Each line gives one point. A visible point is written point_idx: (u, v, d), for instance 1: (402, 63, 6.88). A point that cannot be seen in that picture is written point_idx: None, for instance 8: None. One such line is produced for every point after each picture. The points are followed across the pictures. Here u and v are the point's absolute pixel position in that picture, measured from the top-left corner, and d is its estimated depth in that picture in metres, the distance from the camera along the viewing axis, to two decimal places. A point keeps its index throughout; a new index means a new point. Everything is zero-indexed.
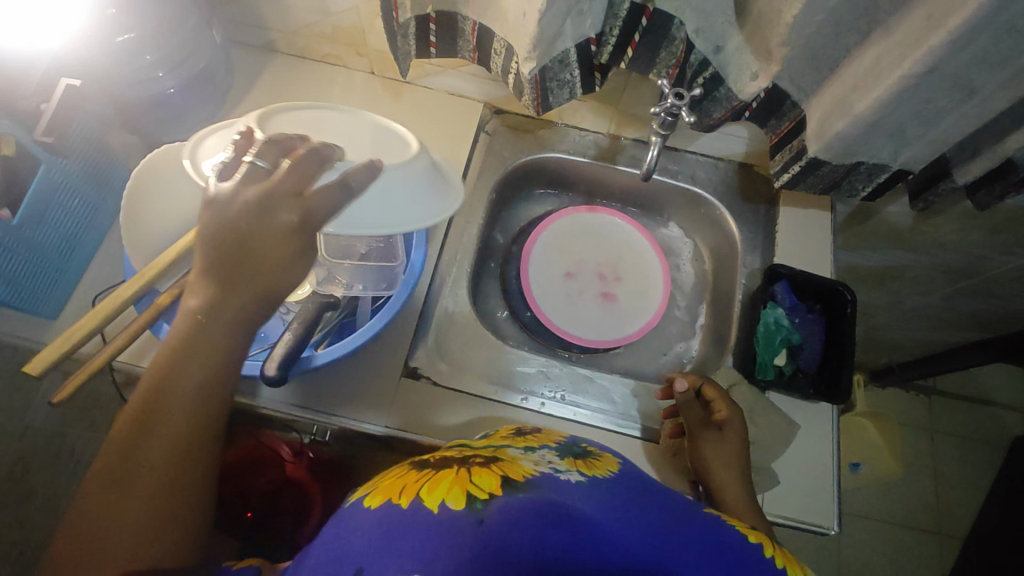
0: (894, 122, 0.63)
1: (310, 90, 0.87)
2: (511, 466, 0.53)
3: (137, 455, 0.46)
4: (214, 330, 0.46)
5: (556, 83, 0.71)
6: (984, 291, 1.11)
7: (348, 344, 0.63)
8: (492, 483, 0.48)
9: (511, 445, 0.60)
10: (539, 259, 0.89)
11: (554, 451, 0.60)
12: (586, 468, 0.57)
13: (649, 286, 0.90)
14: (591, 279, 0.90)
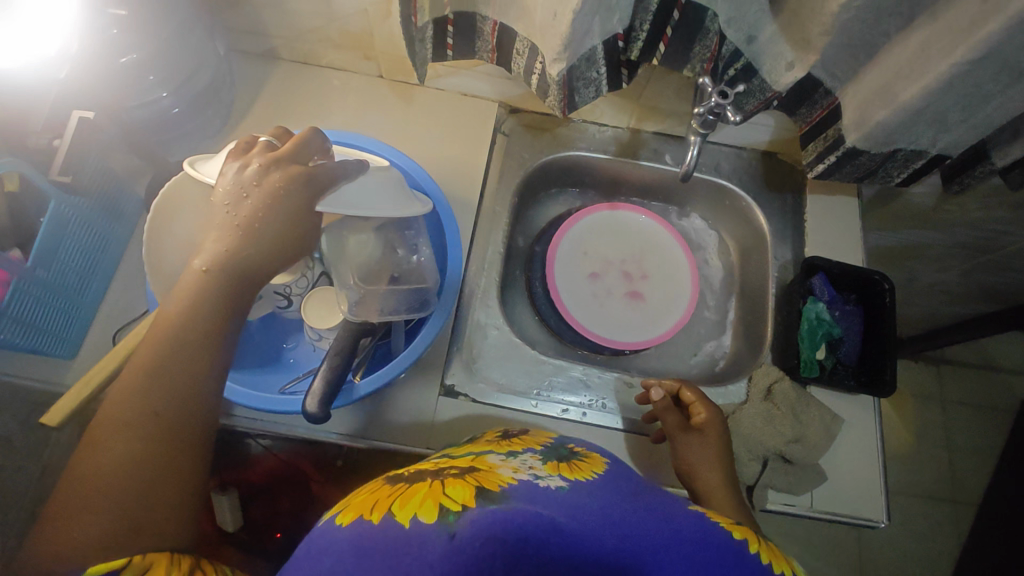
0: (937, 109, 0.61)
1: (317, 98, 0.83)
2: (488, 474, 0.48)
3: (147, 400, 0.46)
4: (224, 279, 0.48)
5: (583, 82, 0.68)
6: (1002, 264, 1.10)
7: (389, 371, 0.60)
8: (466, 494, 0.44)
9: (493, 450, 0.56)
10: (564, 258, 0.87)
11: (538, 455, 0.55)
12: (569, 472, 0.52)
13: (677, 283, 0.88)
14: (617, 278, 0.88)
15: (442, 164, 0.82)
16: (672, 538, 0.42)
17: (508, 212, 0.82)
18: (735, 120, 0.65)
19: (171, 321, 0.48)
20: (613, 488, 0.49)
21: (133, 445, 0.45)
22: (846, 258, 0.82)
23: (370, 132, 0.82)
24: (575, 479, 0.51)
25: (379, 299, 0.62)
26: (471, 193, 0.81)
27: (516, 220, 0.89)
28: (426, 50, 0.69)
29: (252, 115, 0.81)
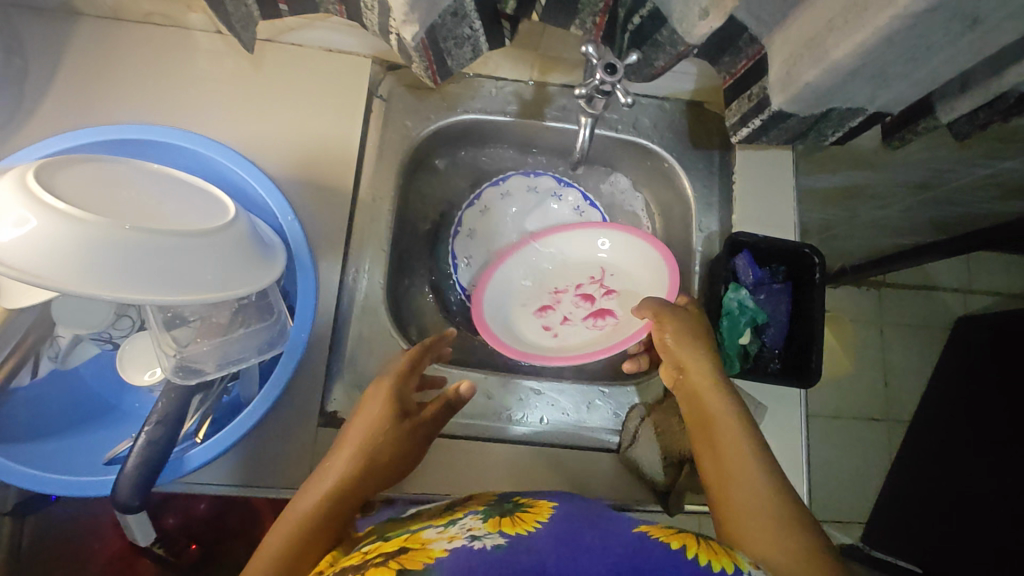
0: (876, 66, 0.50)
1: (137, 66, 0.66)
2: (417, 552, 0.40)
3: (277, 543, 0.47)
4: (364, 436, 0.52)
5: (453, 41, 0.54)
6: (944, 199, 1.03)
7: (226, 436, 0.50)
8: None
9: (427, 526, 0.47)
10: (502, 300, 0.73)
11: (477, 515, 0.47)
12: (509, 527, 0.44)
13: (644, 280, 0.73)
14: (575, 305, 0.75)
15: (305, 144, 0.68)
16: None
17: (392, 196, 0.69)
18: (625, 105, 0.54)
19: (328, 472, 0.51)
20: (549, 536, 0.42)
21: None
22: (776, 223, 0.73)
23: (210, 108, 0.67)
24: (516, 534, 0.43)
25: (211, 351, 0.52)
26: (343, 178, 0.67)
27: (409, 200, 0.76)
28: (248, 6, 0.54)
29: (53, 95, 0.64)
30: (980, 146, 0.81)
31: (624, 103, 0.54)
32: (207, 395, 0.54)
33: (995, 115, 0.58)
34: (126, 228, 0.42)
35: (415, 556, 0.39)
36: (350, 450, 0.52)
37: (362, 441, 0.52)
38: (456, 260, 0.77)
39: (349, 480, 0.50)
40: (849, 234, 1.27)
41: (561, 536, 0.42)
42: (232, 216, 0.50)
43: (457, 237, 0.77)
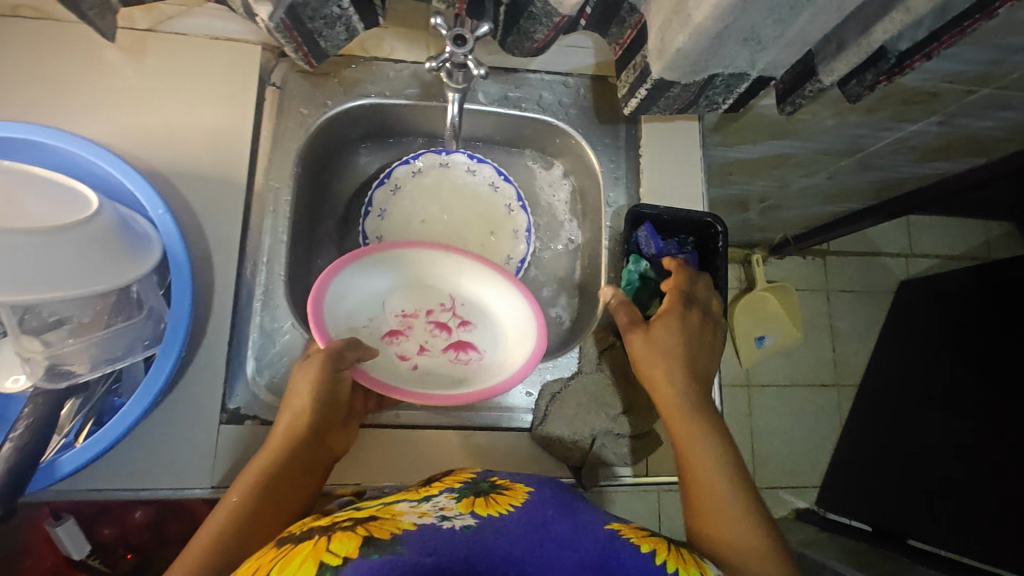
0: (741, 27, 0.50)
1: (8, 63, 0.64)
2: (387, 521, 0.46)
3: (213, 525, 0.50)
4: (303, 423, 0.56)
5: (321, 21, 0.53)
6: (865, 164, 1.05)
7: (101, 437, 0.48)
8: (351, 545, 0.43)
9: (403, 499, 0.52)
10: (354, 314, 0.65)
11: (452, 494, 0.53)
12: (480, 509, 0.50)
13: (506, 322, 0.68)
14: (428, 334, 0.68)
15: (194, 136, 0.66)
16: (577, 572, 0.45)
17: (291, 186, 0.68)
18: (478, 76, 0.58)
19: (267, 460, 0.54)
20: (521, 522, 0.49)
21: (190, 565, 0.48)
22: (685, 195, 0.73)
23: (91, 103, 0.65)
24: (486, 515, 0.49)
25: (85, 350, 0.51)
26: (236, 169, 0.66)
27: (315, 190, 0.74)
28: None
29: None
30: (885, 109, 0.82)
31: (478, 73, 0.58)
32: (88, 397, 0.53)
33: (880, 76, 0.60)
34: None
35: (383, 524, 0.46)
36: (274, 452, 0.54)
37: (286, 441, 0.55)
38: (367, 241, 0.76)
39: (287, 468, 0.54)
40: (785, 205, 1.28)
41: (536, 526, 0.49)
42: (94, 209, 0.48)
43: (368, 217, 0.75)
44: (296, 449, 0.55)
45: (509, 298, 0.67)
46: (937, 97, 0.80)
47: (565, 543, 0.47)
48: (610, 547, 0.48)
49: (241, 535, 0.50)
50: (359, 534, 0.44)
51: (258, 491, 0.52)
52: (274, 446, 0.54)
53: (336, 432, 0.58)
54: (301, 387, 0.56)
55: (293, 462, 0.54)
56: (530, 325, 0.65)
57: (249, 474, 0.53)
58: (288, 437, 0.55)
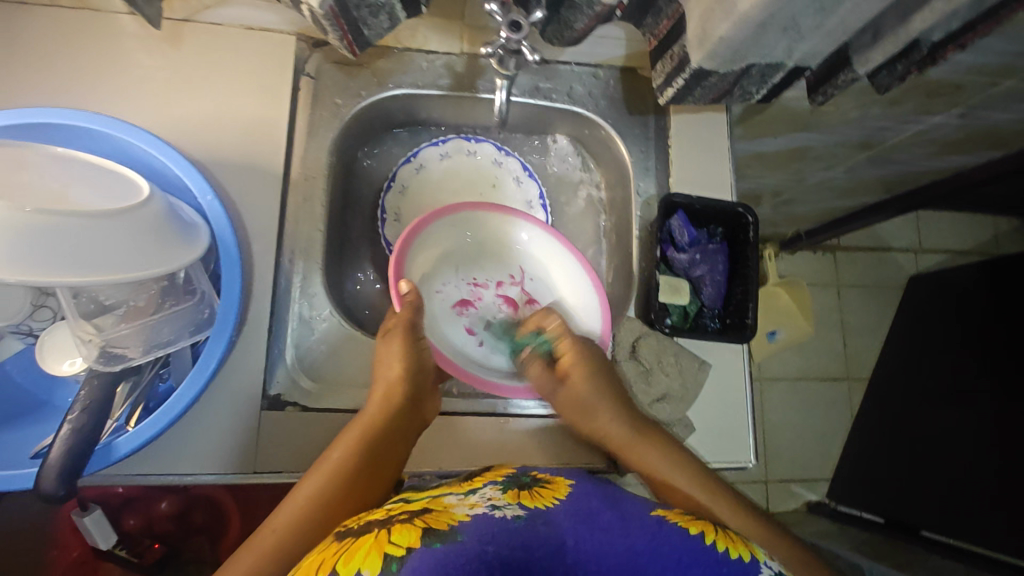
0: (784, 17, 0.51)
1: (47, 52, 0.64)
2: (440, 513, 0.48)
3: (313, 474, 0.56)
4: (382, 382, 0.60)
5: (367, 10, 0.53)
6: (883, 157, 1.06)
7: (156, 422, 0.49)
8: (412, 536, 0.44)
9: (451, 491, 0.54)
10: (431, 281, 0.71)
11: (498, 486, 0.54)
12: (528, 501, 0.52)
13: (570, 306, 0.73)
14: (496, 306, 0.75)
15: (230, 125, 0.66)
16: (628, 556, 0.46)
17: (326, 175, 0.68)
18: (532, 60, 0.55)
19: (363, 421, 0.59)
20: (569, 514, 0.50)
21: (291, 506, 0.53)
22: (714, 185, 0.74)
23: (129, 91, 0.65)
24: (534, 507, 0.51)
25: (137, 335, 0.52)
26: (272, 158, 0.66)
27: (346, 179, 0.75)
28: None
29: None
30: (909, 100, 0.83)
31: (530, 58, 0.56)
32: (137, 381, 0.53)
33: (913, 66, 0.60)
34: (30, 211, 0.41)
35: (439, 515, 0.48)
36: (363, 430, 0.58)
37: (375, 420, 0.59)
38: (383, 215, 0.76)
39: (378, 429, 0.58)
40: (800, 198, 1.29)
41: (583, 515, 0.50)
42: (146, 195, 0.49)
43: (390, 190, 0.76)
44: (383, 428, 0.59)
45: (577, 280, 0.72)
46: (961, 90, 0.80)
47: (611, 526, 0.49)
48: (657, 531, 0.49)
49: (337, 487, 0.55)
50: (417, 525, 0.46)
51: (348, 469, 0.55)
52: (364, 424, 0.58)
53: (421, 412, 0.62)
54: (391, 366, 0.61)
55: (381, 441, 0.58)
56: (593, 315, 0.70)
57: (339, 449, 0.56)
58: (377, 416, 0.59)
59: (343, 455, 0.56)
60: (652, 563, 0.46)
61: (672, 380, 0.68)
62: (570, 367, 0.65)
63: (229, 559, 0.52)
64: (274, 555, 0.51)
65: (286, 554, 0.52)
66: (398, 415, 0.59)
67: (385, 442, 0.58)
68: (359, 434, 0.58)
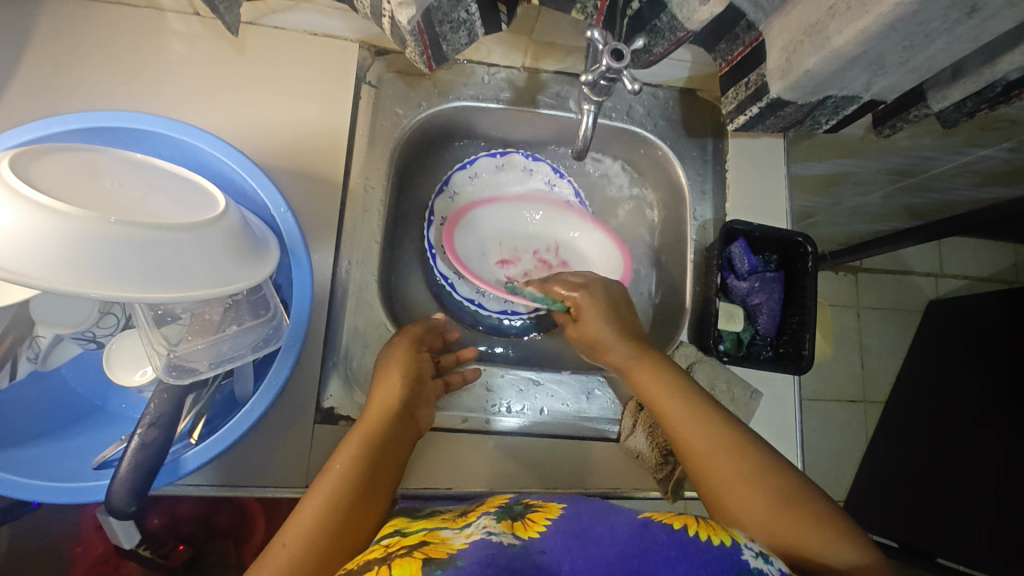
0: (874, 54, 0.50)
1: (112, 50, 0.63)
2: (437, 543, 0.42)
3: (314, 491, 0.49)
4: (383, 387, 0.56)
5: (449, 25, 0.53)
6: (924, 185, 1.06)
7: (224, 438, 0.49)
8: (411, 569, 0.39)
9: (444, 522, 0.48)
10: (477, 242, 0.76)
11: (491, 514, 0.48)
12: (523, 529, 0.45)
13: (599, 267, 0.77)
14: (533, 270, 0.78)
15: (292, 132, 0.65)
16: (619, 563, 0.40)
17: (384, 185, 0.68)
18: (632, 91, 0.52)
19: (361, 427, 0.53)
20: (559, 534, 0.44)
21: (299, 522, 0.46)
22: (770, 211, 0.73)
23: (192, 92, 0.64)
24: (529, 536, 0.44)
25: (203, 350, 0.51)
26: (333, 166, 0.65)
27: (399, 190, 0.74)
28: None
29: (19, 79, 0.61)
30: (962, 133, 0.82)
31: (630, 89, 0.53)
32: (200, 394, 0.52)
33: (983, 103, 0.58)
34: (115, 221, 0.40)
35: (438, 546, 0.42)
36: (365, 433, 0.53)
37: (378, 424, 0.53)
38: (430, 217, 0.73)
39: (382, 436, 0.53)
40: (831, 222, 1.28)
41: (575, 532, 0.44)
42: (223, 207, 0.47)
43: (441, 195, 0.74)
44: (388, 431, 0.54)
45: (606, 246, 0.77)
46: (1016, 125, 0.80)
47: (597, 538, 0.43)
48: (641, 532, 0.43)
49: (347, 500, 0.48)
50: (417, 557, 0.40)
51: (359, 474, 0.50)
52: (366, 428, 0.53)
53: (420, 417, 0.58)
54: (394, 372, 0.58)
55: (385, 449, 0.53)
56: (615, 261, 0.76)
57: (343, 457, 0.50)
58: (382, 423, 0.54)
59: (348, 465, 0.50)
60: (644, 565, 0.40)
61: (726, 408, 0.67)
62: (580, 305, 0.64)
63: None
64: (290, 574, 0.44)
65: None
66: (399, 419, 0.55)
67: (387, 448, 0.53)
68: (362, 440, 0.52)
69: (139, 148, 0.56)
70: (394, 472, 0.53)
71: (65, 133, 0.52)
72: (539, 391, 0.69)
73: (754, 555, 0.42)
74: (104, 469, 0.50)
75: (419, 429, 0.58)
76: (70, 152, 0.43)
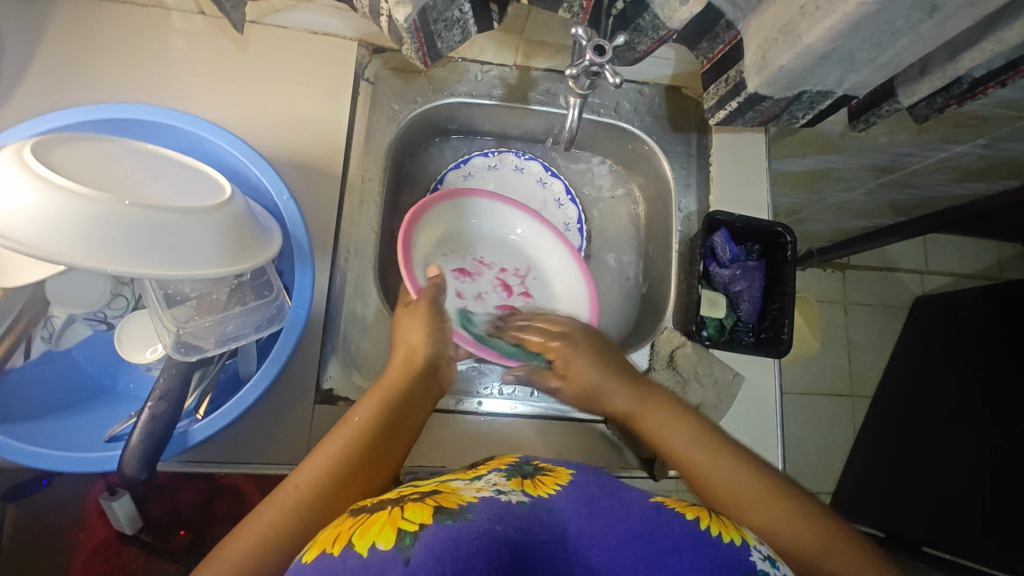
0: (842, 51, 0.53)
1: (120, 47, 0.66)
2: (449, 493, 0.45)
3: (330, 439, 0.53)
4: (405, 345, 0.60)
5: (444, 23, 0.56)
6: (904, 181, 1.09)
7: (229, 412, 0.52)
8: (424, 513, 0.41)
9: (456, 476, 0.51)
10: (443, 240, 0.74)
11: (501, 473, 0.51)
12: (531, 489, 0.48)
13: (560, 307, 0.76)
14: (492, 289, 0.77)
15: (293, 126, 0.68)
16: (627, 538, 0.43)
17: (381, 178, 0.71)
18: (614, 84, 0.55)
19: (380, 384, 0.57)
20: (570, 500, 0.47)
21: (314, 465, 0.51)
22: (751, 203, 0.76)
23: (196, 88, 0.67)
24: (538, 495, 0.47)
25: (210, 328, 0.54)
26: (332, 159, 0.68)
27: (395, 183, 0.77)
28: None
29: (31, 74, 0.63)
30: (937, 130, 0.86)
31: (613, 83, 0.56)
32: (206, 371, 0.55)
33: (953, 99, 0.62)
34: (128, 204, 0.42)
35: (448, 496, 0.44)
36: (384, 392, 0.57)
37: (396, 383, 0.57)
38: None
39: (399, 395, 0.57)
40: (817, 218, 1.32)
41: (586, 501, 0.47)
42: (229, 194, 0.50)
43: (436, 193, 0.78)
44: (405, 392, 0.58)
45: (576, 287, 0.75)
46: (988, 122, 0.83)
47: (609, 511, 0.46)
48: (654, 516, 0.46)
49: (360, 447, 0.52)
50: (429, 502, 0.43)
51: (370, 432, 0.53)
52: (386, 386, 0.57)
53: (437, 381, 0.62)
54: (413, 335, 0.61)
55: (400, 407, 0.56)
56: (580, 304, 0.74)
57: (360, 412, 0.54)
58: (398, 382, 0.58)
59: (366, 421, 0.54)
60: (651, 545, 0.43)
61: (709, 391, 0.70)
62: (559, 354, 0.66)
63: (247, 518, 0.49)
64: (299, 510, 0.48)
65: (310, 512, 0.48)
66: (415, 382, 0.59)
67: (404, 406, 0.57)
68: (380, 399, 0.56)
69: (148, 138, 0.59)
70: (410, 427, 0.57)
71: (78, 124, 0.54)
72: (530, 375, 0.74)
73: (762, 557, 0.44)
74: (115, 442, 0.52)
75: (439, 392, 0.62)
76: (85, 141, 0.46)
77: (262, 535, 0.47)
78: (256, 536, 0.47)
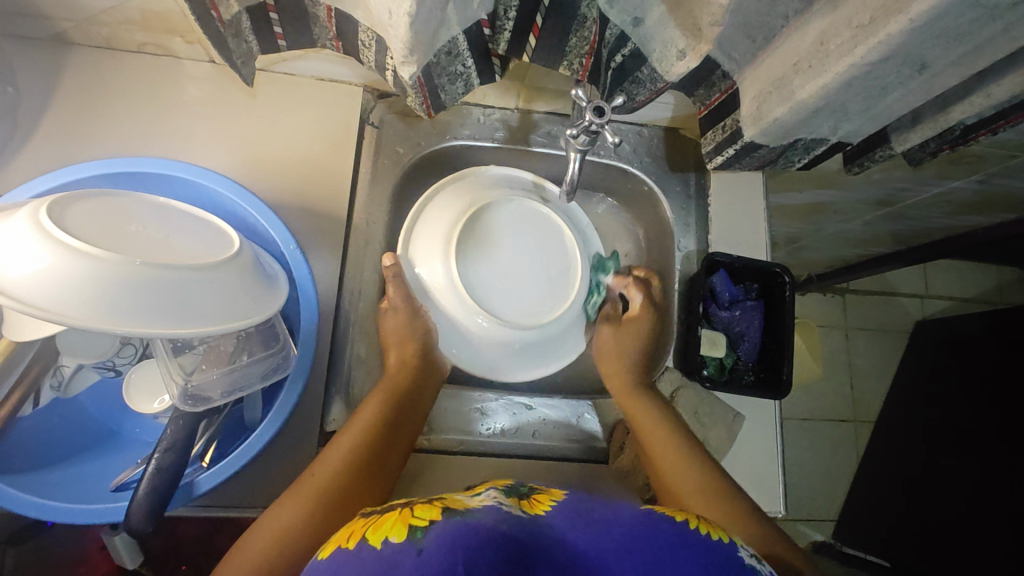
0: (835, 105, 0.55)
1: (131, 97, 0.68)
2: (452, 501, 0.45)
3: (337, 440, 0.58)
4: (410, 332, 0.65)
5: (446, 77, 0.58)
6: (901, 213, 1.10)
7: (235, 460, 0.53)
8: (433, 511, 0.42)
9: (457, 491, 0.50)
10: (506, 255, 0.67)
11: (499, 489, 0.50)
12: (530, 506, 0.47)
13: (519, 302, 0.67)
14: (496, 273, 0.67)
15: (298, 170, 0.70)
16: (623, 539, 0.43)
17: (384, 221, 0.72)
18: (612, 143, 0.57)
19: (388, 386, 0.62)
20: (567, 514, 0.47)
21: (329, 462, 0.55)
22: (750, 243, 0.77)
23: (205, 135, 0.68)
24: (536, 512, 0.46)
25: (217, 380, 0.55)
26: (336, 202, 0.70)
27: (398, 223, 0.78)
28: (248, 42, 0.56)
29: (47, 123, 0.65)
30: (932, 167, 0.87)
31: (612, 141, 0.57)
32: (213, 420, 0.56)
33: (945, 144, 0.62)
34: (141, 263, 0.43)
35: (453, 502, 0.45)
36: (388, 390, 0.62)
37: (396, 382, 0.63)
38: None
39: (403, 403, 0.62)
40: (816, 247, 1.32)
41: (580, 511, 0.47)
42: (237, 247, 0.52)
43: None
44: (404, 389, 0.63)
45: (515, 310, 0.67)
46: (983, 160, 0.85)
47: (605, 521, 0.46)
48: (645, 520, 0.46)
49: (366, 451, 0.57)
50: (436, 505, 0.43)
51: (377, 429, 0.59)
52: (390, 381, 0.62)
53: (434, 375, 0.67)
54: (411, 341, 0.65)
55: (402, 402, 0.62)
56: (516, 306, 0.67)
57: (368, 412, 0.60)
58: (398, 379, 0.63)
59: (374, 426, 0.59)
60: (645, 544, 0.42)
61: (708, 430, 0.72)
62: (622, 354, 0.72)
63: (266, 514, 0.52)
64: (315, 501, 0.53)
65: (321, 506, 0.52)
66: (420, 393, 0.65)
67: (404, 411, 0.62)
68: (383, 398, 0.61)
69: (158, 190, 0.61)
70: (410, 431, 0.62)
71: (92, 177, 0.56)
72: (528, 411, 0.72)
73: (749, 555, 0.45)
74: (121, 490, 0.53)
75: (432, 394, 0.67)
76: (98, 198, 0.47)
77: (272, 533, 0.50)
78: (272, 529, 0.50)
